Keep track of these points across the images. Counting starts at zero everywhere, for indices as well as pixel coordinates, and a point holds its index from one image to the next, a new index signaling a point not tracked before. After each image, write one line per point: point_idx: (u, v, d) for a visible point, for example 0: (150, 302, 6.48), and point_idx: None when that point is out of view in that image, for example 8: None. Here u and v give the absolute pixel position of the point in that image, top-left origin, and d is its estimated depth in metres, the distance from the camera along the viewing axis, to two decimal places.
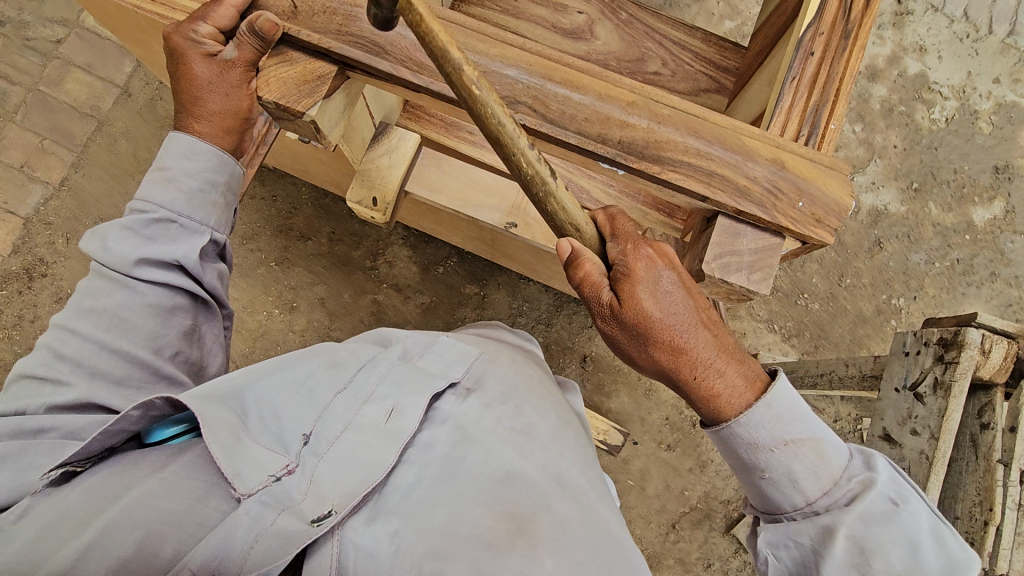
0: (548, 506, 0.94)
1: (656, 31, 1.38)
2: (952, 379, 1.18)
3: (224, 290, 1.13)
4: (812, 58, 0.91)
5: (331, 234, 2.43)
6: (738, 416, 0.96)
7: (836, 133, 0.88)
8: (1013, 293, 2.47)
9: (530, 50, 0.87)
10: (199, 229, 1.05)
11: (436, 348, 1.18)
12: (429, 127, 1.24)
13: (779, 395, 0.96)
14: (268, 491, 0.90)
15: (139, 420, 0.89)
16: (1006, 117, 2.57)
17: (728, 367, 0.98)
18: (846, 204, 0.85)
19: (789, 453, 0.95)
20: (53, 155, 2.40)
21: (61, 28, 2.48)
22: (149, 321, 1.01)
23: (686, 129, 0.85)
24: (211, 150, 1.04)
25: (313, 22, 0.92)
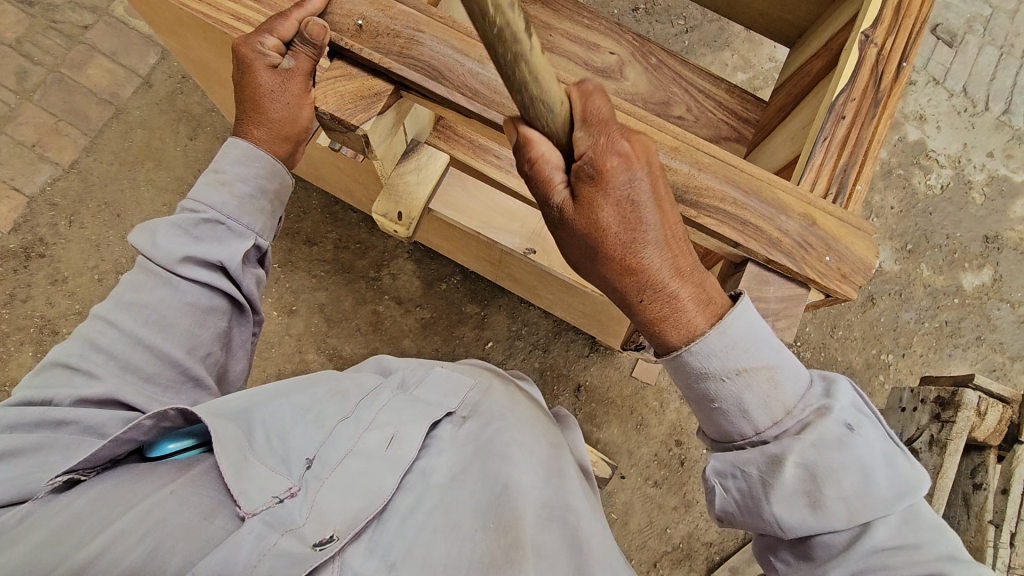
0: (537, 530, 0.99)
1: (682, 78, 1.44)
2: (947, 439, 1.27)
3: (258, 295, 1.14)
4: (842, 122, 0.92)
5: (337, 240, 2.44)
6: (689, 345, 0.85)
7: (862, 194, 0.91)
8: (997, 358, 2.55)
9: None
10: (245, 233, 1.08)
11: (431, 378, 1.26)
12: (455, 146, 1.28)
13: (740, 320, 0.84)
14: (271, 511, 0.91)
15: (149, 432, 0.91)
16: (997, 190, 2.68)
17: (683, 290, 0.84)
18: (871, 263, 0.87)
19: (741, 382, 0.86)
20: (67, 136, 2.40)
21: (89, 14, 2.50)
22: (186, 320, 1.02)
23: (724, 179, 0.86)
24: (267, 158, 1.07)
25: (377, 42, 0.95)
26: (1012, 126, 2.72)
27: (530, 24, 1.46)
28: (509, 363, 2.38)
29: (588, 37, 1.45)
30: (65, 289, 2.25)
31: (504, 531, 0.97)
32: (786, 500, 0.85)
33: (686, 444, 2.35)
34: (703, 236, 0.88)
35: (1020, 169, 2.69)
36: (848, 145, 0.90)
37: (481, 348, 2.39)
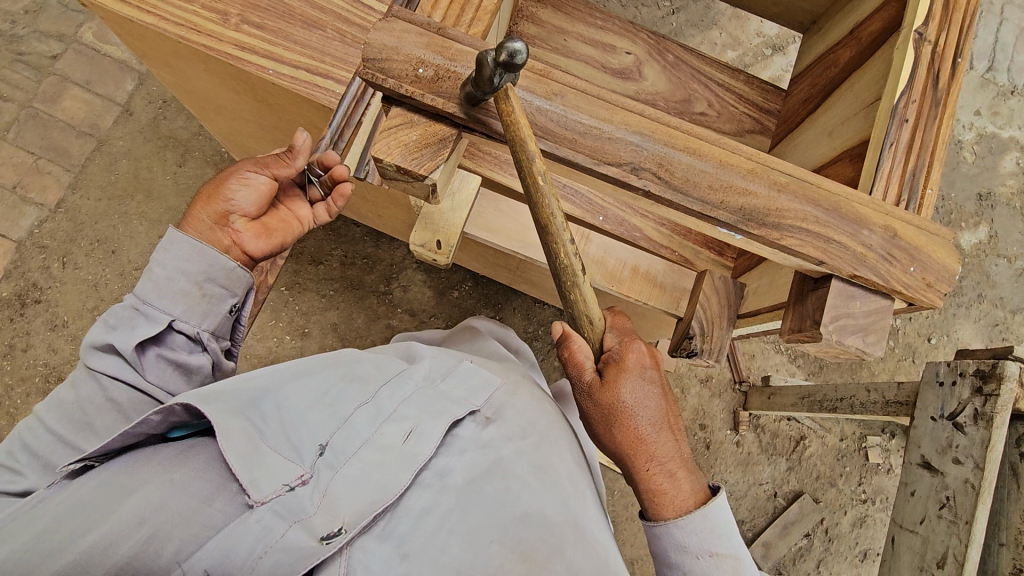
0: (561, 555, 0.89)
1: (701, 73, 1.42)
2: (993, 411, 1.24)
3: (188, 381, 1.08)
4: (906, 125, 0.92)
5: (343, 257, 2.39)
6: (677, 518, 1.01)
7: (933, 198, 0.90)
8: (999, 314, 2.61)
9: (651, 116, 0.85)
10: (159, 317, 1.03)
11: (458, 372, 1.11)
12: (484, 164, 1.22)
13: (718, 508, 1.01)
14: (281, 500, 0.85)
15: (160, 425, 0.88)
16: (988, 147, 2.72)
17: (679, 472, 1.03)
18: (954, 269, 0.86)
19: (711, 565, 0.97)
20: (49, 175, 2.29)
21: (57, 44, 2.39)
22: (109, 417, 1.02)
23: (804, 198, 0.84)
24: (189, 240, 1.05)
25: (439, 86, 0.86)
26: (997, 83, 2.75)
27: (543, 29, 1.42)
28: None
29: (603, 38, 1.42)
30: (66, 334, 2.16)
31: (522, 561, 0.86)
32: None
33: (710, 427, 2.38)
34: (785, 255, 0.86)
35: (1008, 125, 2.74)
36: (915, 150, 0.91)
37: None
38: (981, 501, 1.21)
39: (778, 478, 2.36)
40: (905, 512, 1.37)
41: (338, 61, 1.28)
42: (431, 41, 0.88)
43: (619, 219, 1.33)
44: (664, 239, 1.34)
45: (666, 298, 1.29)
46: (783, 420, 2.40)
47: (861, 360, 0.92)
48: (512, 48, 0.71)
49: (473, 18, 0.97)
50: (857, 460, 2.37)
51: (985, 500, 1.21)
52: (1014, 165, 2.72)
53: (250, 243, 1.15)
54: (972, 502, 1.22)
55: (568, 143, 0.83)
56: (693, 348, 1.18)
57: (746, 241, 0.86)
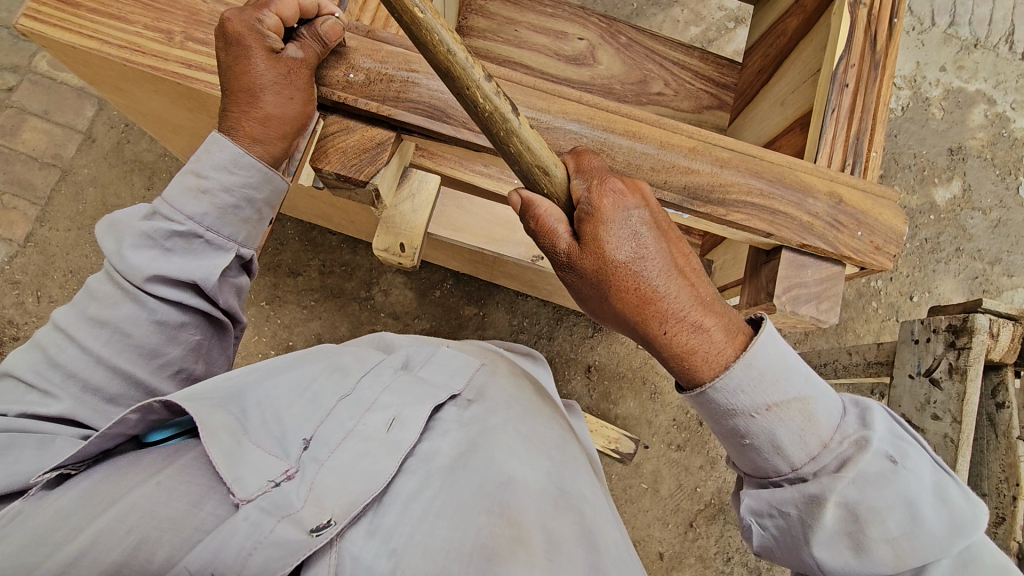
0: (544, 524, 0.88)
1: (655, 52, 1.42)
2: (967, 364, 1.25)
3: (238, 302, 1.08)
4: (847, 90, 0.93)
5: (321, 266, 2.38)
6: (716, 379, 0.81)
7: (878, 160, 0.91)
8: (978, 266, 2.64)
9: (589, 103, 0.86)
10: (226, 246, 0.99)
11: (437, 358, 1.15)
12: (442, 161, 1.22)
13: (765, 349, 0.82)
14: (267, 497, 0.83)
15: (138, 424, 0.87)
16: (955, 102, 2.73)
17: (705, 320, 0.81)
18: (903, 231, 0.86)
19: (774, 418, 0.83)
20: (16, 209, 2.26)
21: (11, 76, 2.36)
22: (154, 337, 0.97)
23: (747, 171, 0.84)
24: (258, 165, 0.96)
25: (370, 90, 0.88)
26: (960, 37, 2.75)
27: (494, 22, 1.41)
28: None
29: (554, 26, 1.42)
30: None
31: (511, 524, 0.85)
32: (828, 544, 0.83)
33: None
34: (735, 230, 0.86)
35: (973, 79, 2.75)
36: (856, 115, 0.91)
37: None
38: (962, 455, 1.21)
39: None
40: None
41: None
42: (361, 44, 0.91)
43: None
44: None
45: None
46: None
47: (818, 328, 0.92)
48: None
49: None
50: None
51: (966, 453, 1.22)
52: (982, 118, 2.73)
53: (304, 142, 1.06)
54: (953, 456, 1.22)
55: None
56: None
57: (694, 219, 0.86)
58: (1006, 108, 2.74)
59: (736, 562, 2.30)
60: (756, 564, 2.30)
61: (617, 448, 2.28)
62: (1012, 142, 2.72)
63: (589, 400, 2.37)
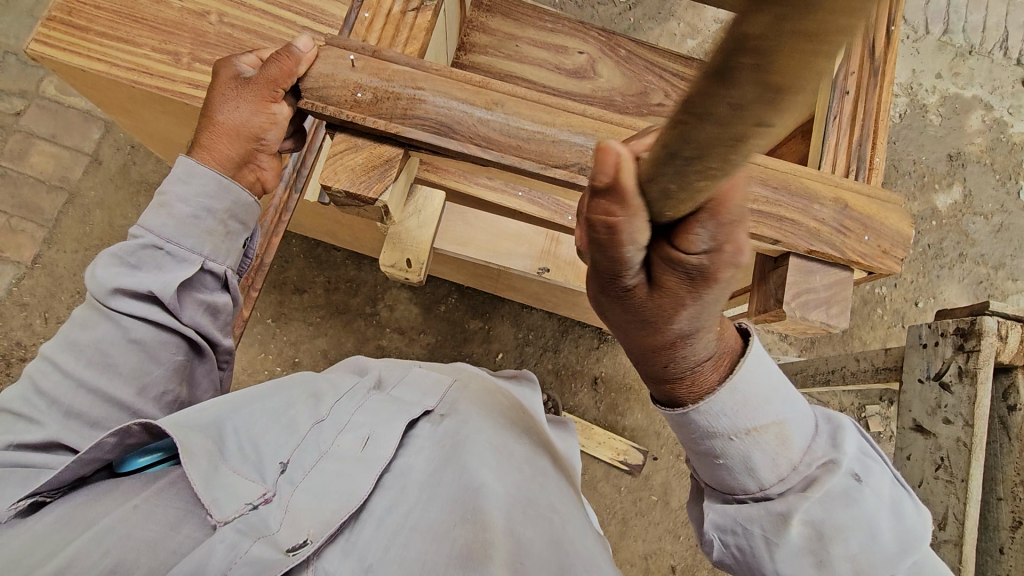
0: (512, 533, 0.88)
1: (654, 65, 1.43)
2: (976, 367, 1.24)
3: (214, 323, 1.06)
4: (848, 97, 0.94)
5: (326, 283, 2.39)
6: (697, 402, 0.78)
7: (882, 166, 0.90)
8: (982, 270, 2.64)
9: (593, 116, 0.88)
10: (189, 257, 1.01)
11: (409, 379, 1.17)
12: (446, 175, 1.25)
13: (756, 370, 0.78)
14: (244, 519, 0.87)
15: (113, 449, 0.89)
16: (952, 108, 2.75)
17: (712, 353, 0.76)
18: (908, 234, 0.87)
19: (752, 441, 0.78)
20: (23, 233, 2.28)
21: (19, 101, 2.39)
22: (132, 358, 0.97)
23: (752, 179, 0.85)
24: (213, 176, 1.01)
25: (379, 108, 0.88)
26: (954, 44, 2.78)
27: (495, 38, 1.43)
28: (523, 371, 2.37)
29: (553, 40, 1.44)
30: None
31: (481, 528, 0.87)
32: (789, 559, 0.78)
33: None
34: (742, 238, 0.87)
35: (969, 85, 2.77)
36: (858, 120, 0.92)
37: (492, 361, 2.37)
38: (974, 458, 1.21)
39: None
40: (905, 477, 1.36)
41: None
42: (367, 65, 0.91)
43: None
44: None
45: None
46: None
47: (829, 332, 0.92)
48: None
49: (409, 36, 1.04)
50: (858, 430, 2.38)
51: (978, 457, 1.21)
52: (980, 123, 2.75)
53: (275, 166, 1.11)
54: (966, 460, 1.22)
55: (513, 150, 0.87)
56: None
57: None
58: (1003, 114, 2.76)
59: None
60: None
61: (626, 459, 2.29)
62: (1010, 147, 2.74)
63: (596, 412, 2.37)
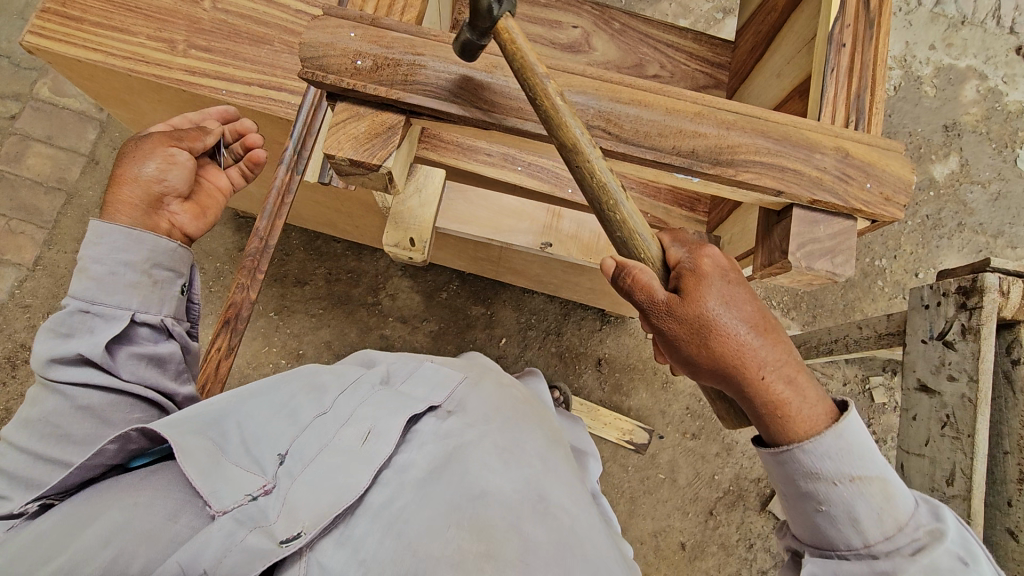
0: (516, 528, 0.88)
1: (650, 36, 1.43)
2: (979, 324, 1.25)
3: (163, 374, 1.06)
4: (844, 50, 0.95)
5: (327, 274, 2.39)
6: (804, 441, 0.84)
7: (881, 113, 0.92)
8: (981, 239, 2.65)
9: (594, 75, 0.88)
10: (117, 314, 1.01)
11: (419, 372, 1.17)
12: (446, 154, 1.25)
13: (852, 424, 0.84)
14: (242, 509, 0.89)
15: (116, 455, 0.92)
16: (946, 79, 2.75)
17: (797, 375, 0.86)
18: (909, 179, 0.88)
19: (855, 490, 0.83)
20: (23, 234, 2.28)
21: (14, 103, 2.39)
22: (79, 425, 0.97)
23: (754, 132, 0.86)
24: (122, 230, 1.03)
25: (379, 75, 0.89)
26: (947, 15, 2.78)
27: None
28: (527, 355, 2.38)
29: (547, 15, 1.43)
30: None
31: (479, 535, 0.86)
32: None
33: None
34: (744, 190, 0.88)
35: (963, 55, 2.77)
36: (854, 71, 0.93)
37: (496, 346, 2.38)
38: (979, 413, 1.23)
39: None
40: (912, 438, 1.39)
41: (289, 72, 1.27)
42: (366, 33, 0.91)
43: None
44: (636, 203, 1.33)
45: None
46: None
47: (834, 284, 0.92)
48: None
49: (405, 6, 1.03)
50: (862, 402, 2.43)
51: (983, 410, 1.23)
52: (975, 93, 2.75)
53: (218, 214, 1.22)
54: (971, 415, 1.24)
55: (515, 112, 0.88)
56: None
57: (704, 182, 0.88)
58: (998, 82, 2.76)
59: (758, 549, 2.28)
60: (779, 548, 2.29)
61: (631, 438, 2.30)
62: (1007, 115, 2.74)
63: (601, 393, 2.38)
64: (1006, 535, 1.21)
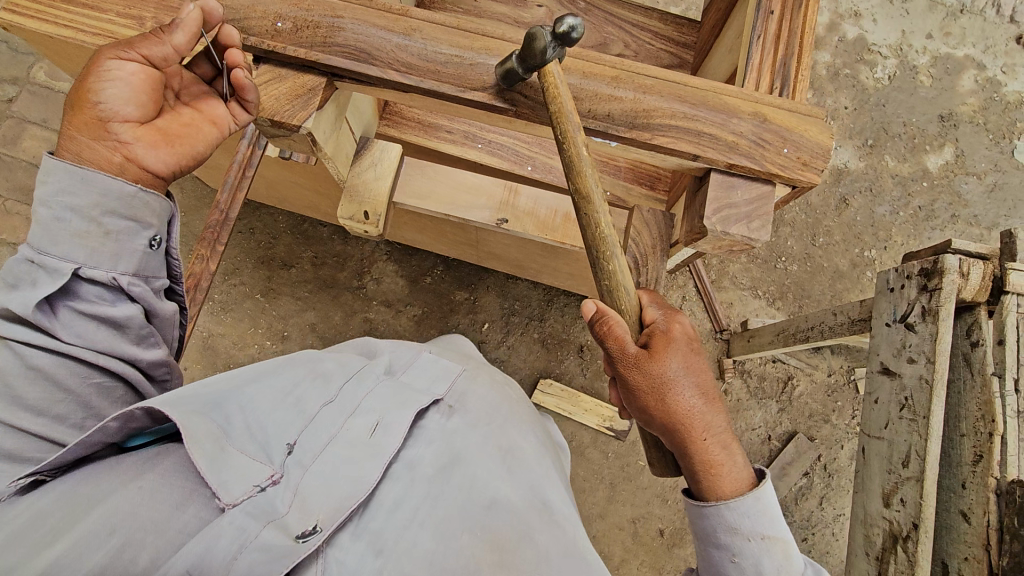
0: (530, 534, 0.91)
1: (615, 16, 1.43)
2: (938, 305, 1.24)
3: (121, 337, 0.98)
4: (772, 17, 0.99)
5: (313, 258, 2.42)
6: (724, 499, 0.91)
7: (805, 81, 0.95)
8: (976, 231, 2.60)
9: (509, 40, 0.95)
10: (59, 267, 0.91)
11: (417, 363, 1.16)
12: (407, 130, 1.31)
13: (770, 493, 0.91)
14: (252, 501, 0.85)
15: (118, 432, 0.86)
16: (943, 69, 2.71)
17: (732, 446, 0.95)
18: (828, 146, 0.90)
19: (764, 546, 0.89)
20: (18, 214, 2.34)
21: (11, 87, 2.45)
22: (33, 389, 0.90)
23: (670, 96, 0.89)
24: (66, 167, 0.91)
25: (298, 38, 0.94)
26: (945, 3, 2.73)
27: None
28: (509, 340, 2.40)
29: None
30: None
31: (493, 543, 0.87)
32: None
33: None
34: (665, 155, 0.91)
35: (960, 44, 2.73)
36: (779, 39, 0.97)
37: (478, 331, 2.40)
38: (935, 394, 1.21)
39: (771, 421, 2.39)
40: (874, 421, 1.38)
41: None
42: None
43: (547, 167, 1.32)
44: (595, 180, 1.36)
45: None
46: (769, 362, 2.44)
47: (751, 249, 0.94)
48: (575, 27, 0.81)
49: None
50: (847, 393, 2.41)
51: (940, 393, 1.21)
52: (972, 82, 2.70)
53: (199, 150, 1.03)
54: (927, 397, 1.22)
55: (431, 75, 0.93)
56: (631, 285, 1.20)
57: (623, 146, 0.92)
58: (997, 72, 2.71)
59: None
60: None
61: (612, 425, 2.31)
62: (1005, 106, 2.69)
63: (583, 379, 2.38)
64: (959, 517, 1.21)
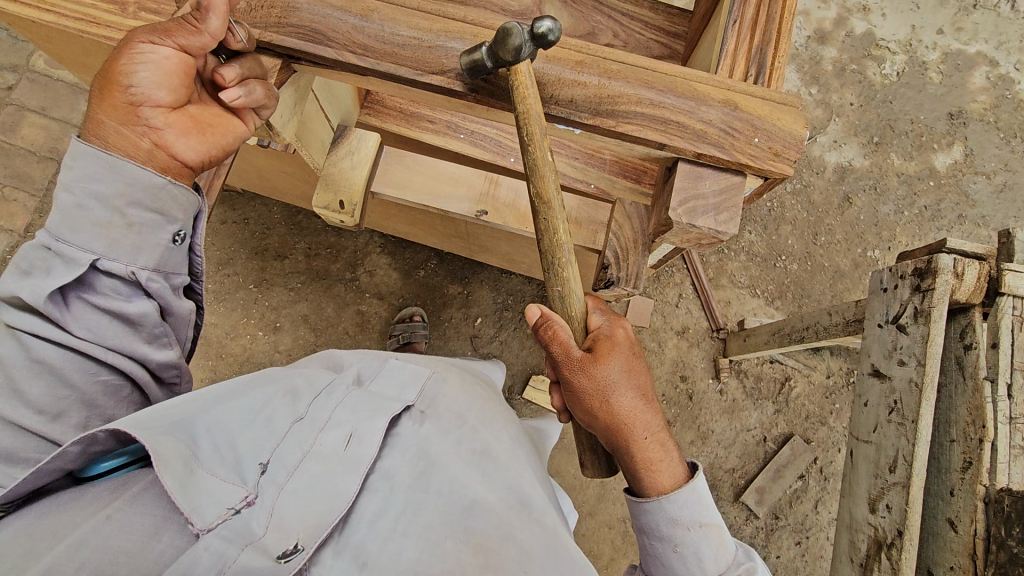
0: (512, 535, 0.86)
1: (604, 4, 1.39)
2: (930, 306, 1.20)
3: (134, 336, 0.97)
4: (750, 2, 0.96)
5: (307, 250, 2.42)
6: (663, 495, 0.97)
7: (783, 69, 0.93)
8: (984, 233, 2.53)
9: (471, 22, 0.92)
10: (84, 256, 0.90)
11: (385, 371, 1.12)
12: (386, 118, 1.30)
13: (704, 485, 0.99)
14: (228, 525, 0.81)
15: (76, 458, 0.83)
16: (954, 65, 2.64)
17: (668, 442, 1.00)
18: (802, 135, 0.88)
19: (701, 534, 0.96)
20: (15, 202, 2.34)
21: (11, 75, 2.46)
22: (38, 383, 0.89)
23: (637, 81, 0.87)
24: (96, 154, 0.90)
25: (254, 17, 0.94)
26: None
27: None
28: (502, 335, 2.38)
29: None
30: None
31: (477, 547, 0.83)
32: None
33: (691, 377, 2.39)
34: (632, 144, 0.90)
35: (972, 40, 2.65)
36: (757, 24, 0.95)
37: (471, 325, 2.38)
38: (925, 398, 1.17)
39: (766, 422, 2.35)
40: (862, 424, 1.36)
41: None
42: None
43: None
44: (579, 172, 1.34)
45: (583, 232, 1.36)
46: (765, 362, 2.40)
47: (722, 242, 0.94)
48: (552, 29, 0.80)
49: None
50: (845, 396, 2.36)
51: (929, 396, 1.17)
52: (984, 79, 2.63)
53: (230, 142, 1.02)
54: (917, 399, 1.19)
55: (388, 57, 0.91)
56: (609, 278, 1.18)
57: (588, 133, 0.90)
58: (1009, 69, 2.63)
59: None
60: (751, 540, 2.24)
61: None
62: (1017, 104, 2.62)
63: None
64: (946, 525, 1.17)
